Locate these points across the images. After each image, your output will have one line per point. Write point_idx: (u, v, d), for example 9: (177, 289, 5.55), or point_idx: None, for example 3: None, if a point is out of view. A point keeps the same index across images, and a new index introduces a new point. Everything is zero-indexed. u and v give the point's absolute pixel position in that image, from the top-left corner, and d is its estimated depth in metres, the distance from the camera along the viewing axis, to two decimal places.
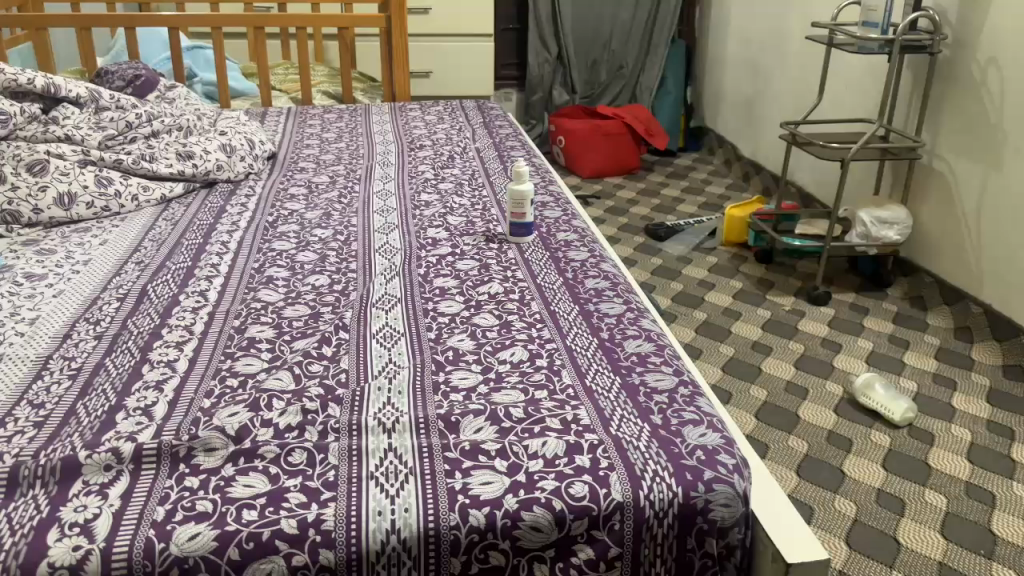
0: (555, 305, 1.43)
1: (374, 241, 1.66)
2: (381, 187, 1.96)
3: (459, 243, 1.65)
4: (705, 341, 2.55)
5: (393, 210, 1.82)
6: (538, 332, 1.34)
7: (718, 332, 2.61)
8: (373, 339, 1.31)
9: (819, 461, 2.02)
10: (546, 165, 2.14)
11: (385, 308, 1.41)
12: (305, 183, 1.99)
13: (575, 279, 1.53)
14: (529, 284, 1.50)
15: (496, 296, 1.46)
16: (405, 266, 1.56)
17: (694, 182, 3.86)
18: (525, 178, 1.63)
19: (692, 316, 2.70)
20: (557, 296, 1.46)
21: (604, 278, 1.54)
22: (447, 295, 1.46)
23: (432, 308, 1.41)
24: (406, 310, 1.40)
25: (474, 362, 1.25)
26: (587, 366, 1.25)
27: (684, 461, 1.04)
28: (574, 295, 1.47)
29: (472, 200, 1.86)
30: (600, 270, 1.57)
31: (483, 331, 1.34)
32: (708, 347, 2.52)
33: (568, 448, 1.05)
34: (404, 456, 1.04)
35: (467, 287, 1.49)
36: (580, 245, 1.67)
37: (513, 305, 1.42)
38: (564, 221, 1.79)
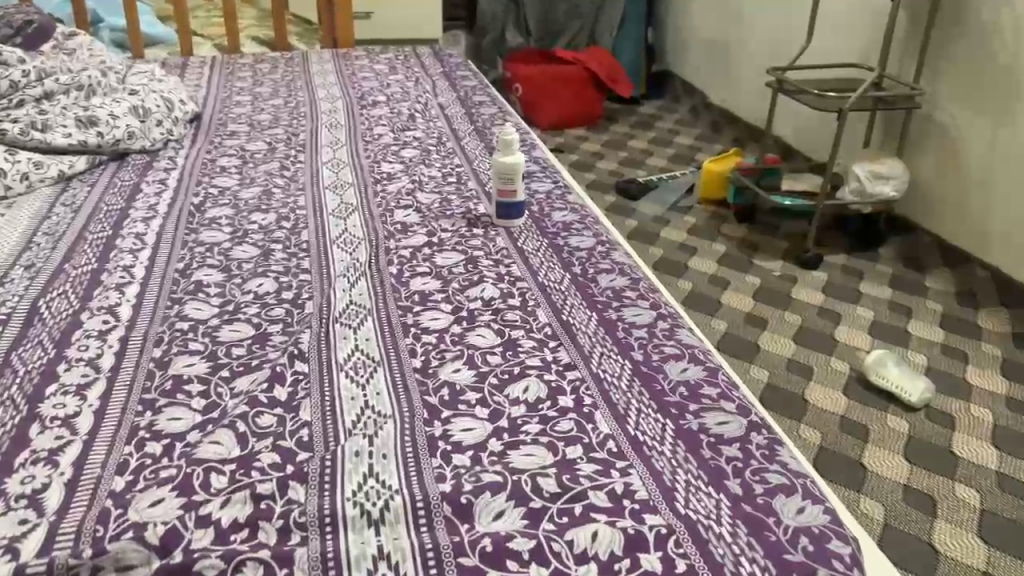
0: (567, 313, 1.15)
1: (328, 227, 1.34)
2: (331, 155, 1.63)
3: (436, 228, 1.35)
4: (694, 315, 2.30)
5: (348, 185, 1.50)
6: (552, 355, 1.06)
7: (708, 304, 2.36)
8: (338, 372, 0.99)
9: (835, 453, 1.81)
10: (522, 125, 1.84)
11: (353, 324, 1.09)
12: (238, 152, 1.66)
13: (585, 275, 1.25)
14: (529, 283, 1.21)
15: (490, 301, 1.16)
16: (371, 259, 1.25)
17: (663, 132, 3.58)
18: (513, 146, 1.33)
19: (677, 285, 2.45)
20: (566, 299, 1.18)
21: (619, 272, 1.26)
22: (427, 299, 1.16)
23: (411, 322, 1.10)
24: (377, 324, 1.08)
25: (478, 404, 0.95)
26: (623, 403, 0.98)
27: (789, 558, 0.79)
28: (587, 297, 1.19)
29: (444, 171, 1.56)
30: (613, 261, 1.29)
31: (484, 355, 1.05)
32: (698, 322, 2.27)
33: (629, 542, 0.78)
34: (403, 569, 0.74)
35: (452, 290, 1.19)
36: (583, 227, 1.38)
37: (515, 316, 1.13)
38: (559, 195, 1.49)
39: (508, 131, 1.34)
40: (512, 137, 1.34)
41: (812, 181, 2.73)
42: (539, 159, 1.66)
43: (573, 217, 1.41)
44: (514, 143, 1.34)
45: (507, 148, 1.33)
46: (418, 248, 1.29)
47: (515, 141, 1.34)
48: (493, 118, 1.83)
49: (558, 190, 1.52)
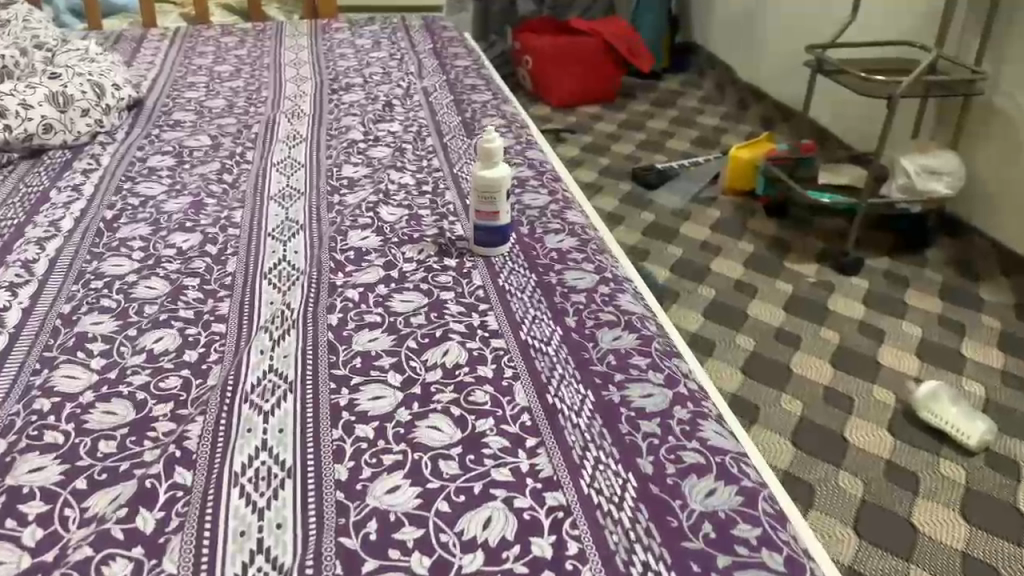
0: (559, 398, 0.81)
1: (261, 258, 1.05)
2: (285, 154, 1.35)
3: (397, 255, 1.06)
4: (717, 330, 2.01)
5: (297, 195, 1.21)
6: (529, 463, 0.74)
7: (733, 315, 2.07)
8: (229, 489, 0.70)
9: (881, 511, 1.54)
10: (519, 115, 1.55)
11: (262, 406, 0.80)
12: (174, 148, 1.38)
13: (587, 329, 0.93)
14: (508, 345, 0.89)
15: (454, 371, 0.85)
16: (304, 307, 0.95)
17: (686, 111, 3.25)
18: (498, 159, 1.03)
19: (698, 293, 2.15)
20: (557, 365, 0.86)
21: (631, 325, 0.94)
22: (367, 371, 0.85)
23: (343, 404, 0.80)
24: (297, 406, 0.79)
25: (411, 554, 0.64)
26: (628, 553, 0.65)
27: None
28: (583, 364, 0.87)
29: (418, 178, 1.27)
30: (624, 309, 0.97)
31: (435, 462, 0.73)
32: (720, 338, 1.98)
33: None
34: None
35: (403, 356, 0.87)
36: (585, 251, 1.08)
37: (483, 394, 0.81)
38: (558, 207, 1.20)
39: (492, 134, 1.03)
40: (498, 144, 1.03)
41: (852, 173, 2.42)
42: (536, 155, 1.37)
43: (573, 239, 1.11)
44: (499, 153, 1.03)
45: (490, 160, 1.03)
46: (366, 291, 0.98)
47: (501, 152, 1.03)
48: (485, 109, 1.55)
49: (556, 199, 1.22)
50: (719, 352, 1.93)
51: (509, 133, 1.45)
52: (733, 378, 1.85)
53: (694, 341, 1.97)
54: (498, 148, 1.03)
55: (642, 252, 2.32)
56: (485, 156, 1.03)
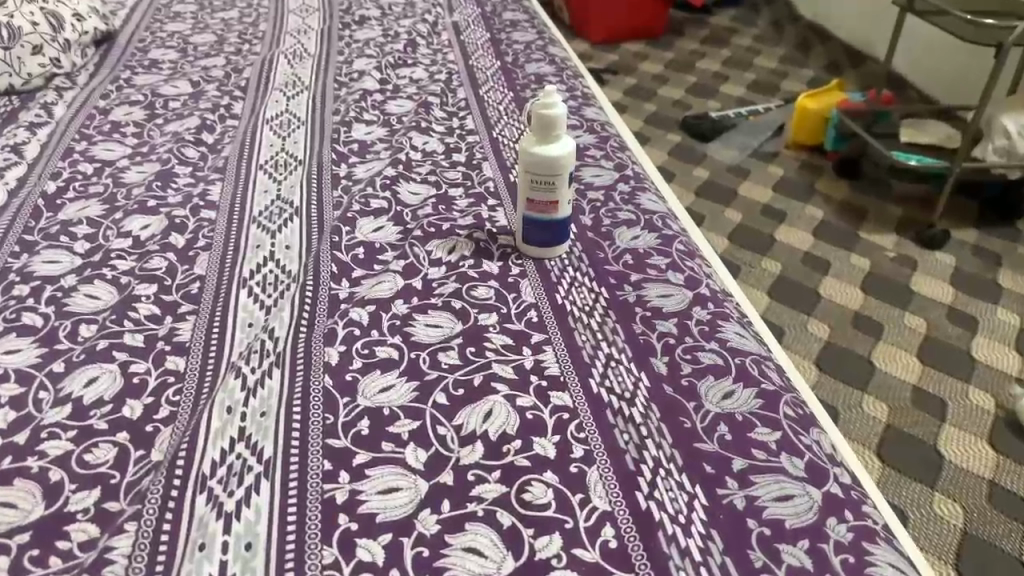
0: (653, 500, 0.56)
1: (241, 257, 0.79)
2: (281, 107, 1.08)
3: (421, 255, 0.80)
4: (787, 315, 1.73)
5: (294, 165, 0.95)
6: None
7: (805, 296, 1.78)
8: None
9: (989, 547, 1.28)
10: (569, 61, 1.27)
11: (225, 500, 0.56)
12: (144, 97, 1.11)
13: (686, 378, 0.66)
14: (575, 406, 0.63)
15: (499, 448, 0.59)
16: (293, 334, 0.69)
17: (741, 50, 2.92)
18: (558, 131, 0.76)
19: (763, 268, 1.86)
20: (648, 441, 0.60)
21: (748, 373, 0.67)
22: (376, 446, 0.59)
23: (339, 504, 0.55)
24: (276, 499, 0.56)
25: None
26: None
27: None
28: (683, 438, 0.60)
29: (448, 144, 1.00)
30: (733, 346, 0.70)
31: None
32: (791, 325, 1.70)
33: None
34: None
35: (428, 422, 0.61)
36: (670, 253, 0.82)
37: (544, 490, 0.56)
38: (629, 188, 0.93)
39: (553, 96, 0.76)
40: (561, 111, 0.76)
41: (939, 130, 2.11)
42: (594, 114, 1.10)
43: (652, 234, 0.85)
44: (561, 124, 0.76)
45: (548, 133, 0.76)
46: (380, 313, 0.72)
47: (563, 120, 0.76)
48: (528, 52, 1.27)
49: (625, 177, 0.95)
50: (791, 343, 1.66)
51: (559, 84, 1.17)
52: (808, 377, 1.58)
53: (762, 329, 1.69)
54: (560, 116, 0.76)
55: (698, 218, 2.03)
56: (541, 127, 0.76)
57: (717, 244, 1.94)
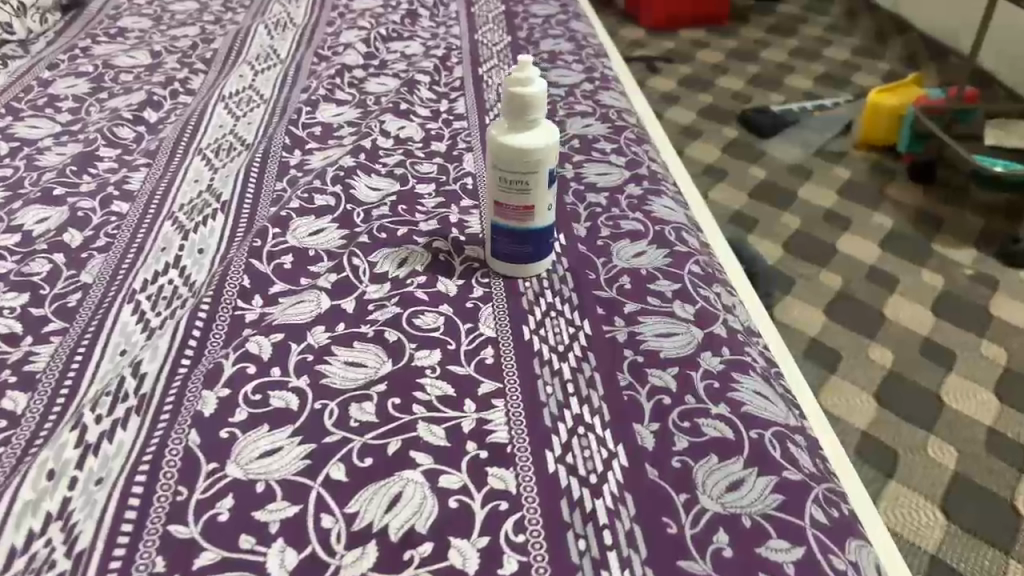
0: None
1: (139, 263, 0.64)
2: (244, 83, 0.93)
3: (361, 267, 0.63)
4: (842, 338, 1.42)
5: (239, 149, 0.79)
6: None
7: (866, 318, 1.48)
8: None
9: None
10: (592, 38, 1.09)
11: None
12: (94, 68, 0.96)
13: (677, 458, 0.49)
14: (518, 493, 0.46)
15: (399, 554, 0.43)
16: (169, 370, 0.53)
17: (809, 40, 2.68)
18: (537, 115, 0.58)
19: (816, 281, 1.56)
20: (610, 556, 0.43)
21: (763, 456, 0.49)
22: (232, 543, 0.43)
23: None
24: None
25: None
26: None
27: None
28: (661, 555, 0.43)
29: (428, 131, 0.84)
30: (748, 413, 0.52)
31: None
32: (846, 348, 1.40)
33: None
34: None
35: (310, 508, 0.45)
36: (680, 277, 0.64)
37: None
38: (640, 190, 0.75)
39: (531, 68, 0.58)
40: (541, 89, 0.58)
41: None
42: (612, 100, 0.92)
43: (662, 250, 0.67)
44: (540, 106, 0.58)
45: (523, 118, 0.58)
46: (289, 343, 0.56)
47: (544, 102, 0.58)
48: (546, 27, 1.10)
49: (637, 176, 0.77)
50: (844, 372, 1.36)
51: (575, 64, 1.00)
52: (861, 413, 1.28)
53: (810, 352, 1.39)
54: (539, 95, 0.58)
55: (745, 217, 1.73)
56: (515, 110, 0.58)
57: (765, 249, 1.64)
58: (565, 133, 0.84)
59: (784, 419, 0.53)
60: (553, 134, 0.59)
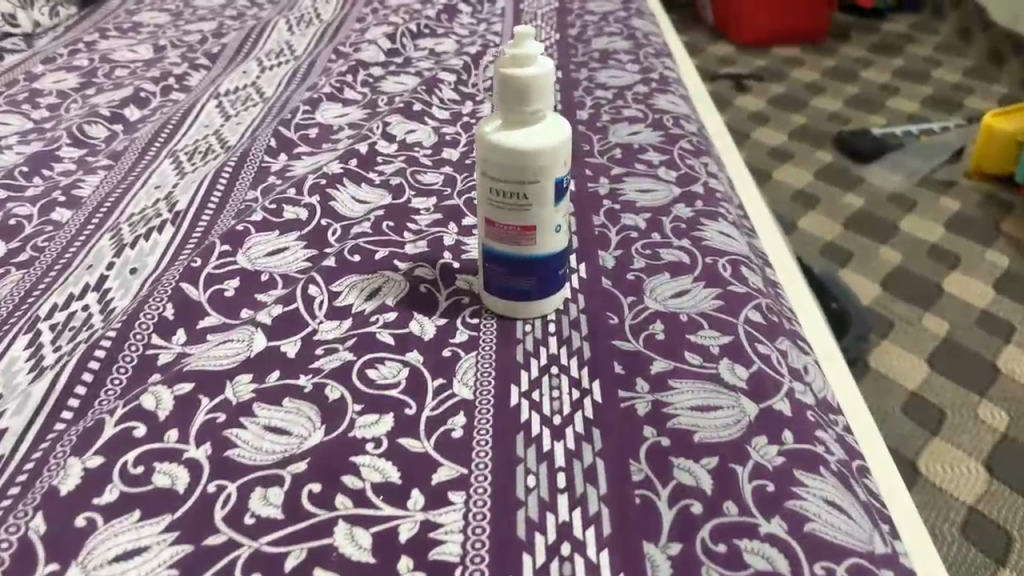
0: None
1: (58, 283, 0.53)
2: (246, 80, 0.81)
3: (318, 299, 0.50)
4: (945, 392, 1.15)
5: (216, 153, 0.68)
6: None
7: (977, 371, 1.19)
8: None
9: None
10: (655, 37, 0.93)
11: None
12: (90, 62, 0.86)
13: None
14: None
15: None
16: (41, 428, 0.42)
17: None
18: (539, 107, 0.44)
19: (913, 323, 1.28)
20: None
21: None
22: None
23: None
24: None
25: None
26: None
27: None
28: None
29: (442, 136, 0.70)
30: (811, 535, 0.36)
31: None
32: (950, 404, 1.13)
33: None
34: None
35: None
36: (732, 326, 0.48)
37: None
38: (691, 210, 0.59)
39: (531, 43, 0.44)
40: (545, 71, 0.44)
41: None
42: (670, 103, 0.76)
43: (711, 289, 0.51)
44: (544, 94, 0.44)
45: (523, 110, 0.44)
46: (198, 399, 0.43)
47: (549, 88, 0.44)
48: (601, 24, 0.95)
49: (690, 192, 0.62)
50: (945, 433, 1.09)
51: (630, 63, 0.84)
52: (967, 487, 1.01)
53: (904, 408, 1.13)
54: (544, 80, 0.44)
55: (832, 245, 1.47)
56: (509, 100, 0.43)
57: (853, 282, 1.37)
58: (606, 141, 0.69)
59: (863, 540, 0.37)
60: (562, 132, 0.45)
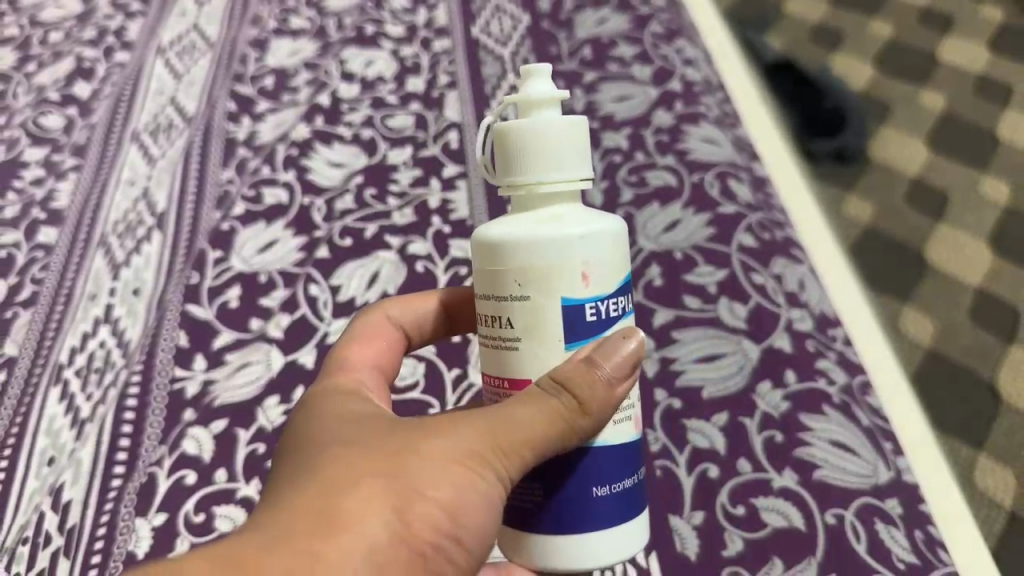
0: None
1: (67, 321, 0.54)
2: (186, 25, 0.77)
3: (322, 299, 0.52)
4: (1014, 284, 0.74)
5: (178, 127, 0.66)
6: None
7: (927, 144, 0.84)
8: None
9: None
10: None
11: None
12: (20, 29, 0.81)
13: (726, 570, 0.40)
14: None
15: None
16: (98, 490, 0.46)
17: None
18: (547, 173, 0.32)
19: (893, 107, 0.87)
20: None
21: (844, 551, 0.40)
22: None
23: None
24: None
25: None
26: None
27: None
28: None
29: (402, 61, 0.67)
30: (819, 482, 0.42)
31: None
32: (967, 187, 0.80)
33: None
34: None
35: None
36: (724, 257, 0.49)
37: None
38: (672, 116, 0.58)
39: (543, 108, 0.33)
40: (542, 75, 0.33)
41: None
42: None
43: (701, 214, 0.52)
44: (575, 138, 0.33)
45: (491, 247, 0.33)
46: (235, 433, 0.47)
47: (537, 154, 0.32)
48: None
49: (667, 90, 0.60)
50: (981, 292, 0.74)
51: None
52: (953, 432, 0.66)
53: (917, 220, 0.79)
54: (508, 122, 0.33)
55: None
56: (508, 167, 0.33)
57: None
58: (573, 38, 0.66)
59: (860, 472, 0.42)
60: (536, 87, 0.33)
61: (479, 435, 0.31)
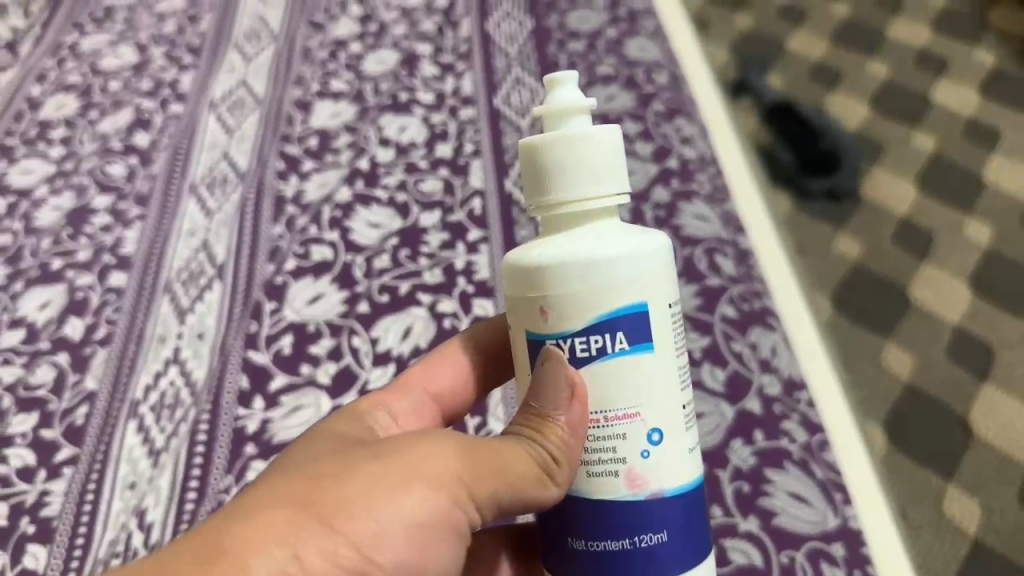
0: None
1: (140, 360, 0.63)
2: (235, 81, 0.85)
3: (363, 349, 0.60)
4: (990, 322, 0.79)
5: (232, 181, 0.75)
6: None
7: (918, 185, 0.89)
8: None
9: None
10: None
11: None
12: (83, 77, 0.90)
13: None
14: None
15: None
16: (175, 513, 0.54)
17: None
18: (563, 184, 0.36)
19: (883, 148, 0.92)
20: None
21: None
22: None
23: None
24: None
25: None
26: None
27: None
28: None
29: (432, 127, 0.75)
30: (779, 527, 0.50)
31: None
32: (951, 230, 0.85)
33: None
34: None
35: None
36: (709, 326, 0.58)
37: None
38: (669, 193, 0.66)
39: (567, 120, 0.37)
40: (569, 84, 0.37)
41: None
42: (641, 49, 0.79)
43: (691, 286, 0.60)
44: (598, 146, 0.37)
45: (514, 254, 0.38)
46: None
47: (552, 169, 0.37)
48: None
49: (666, 168, 0.68)
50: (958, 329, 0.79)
51: None
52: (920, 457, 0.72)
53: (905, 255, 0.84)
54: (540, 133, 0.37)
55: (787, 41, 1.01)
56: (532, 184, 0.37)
57: None
58: None
59: (814, 519, 0.50)
60: (563, 94, 0.37)
61: (456, 458, 0.37)
